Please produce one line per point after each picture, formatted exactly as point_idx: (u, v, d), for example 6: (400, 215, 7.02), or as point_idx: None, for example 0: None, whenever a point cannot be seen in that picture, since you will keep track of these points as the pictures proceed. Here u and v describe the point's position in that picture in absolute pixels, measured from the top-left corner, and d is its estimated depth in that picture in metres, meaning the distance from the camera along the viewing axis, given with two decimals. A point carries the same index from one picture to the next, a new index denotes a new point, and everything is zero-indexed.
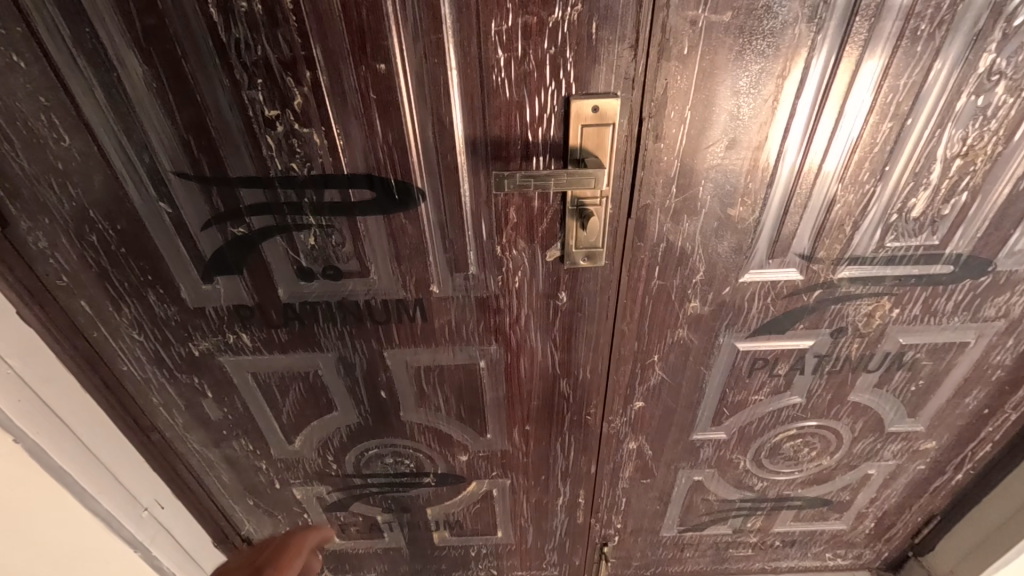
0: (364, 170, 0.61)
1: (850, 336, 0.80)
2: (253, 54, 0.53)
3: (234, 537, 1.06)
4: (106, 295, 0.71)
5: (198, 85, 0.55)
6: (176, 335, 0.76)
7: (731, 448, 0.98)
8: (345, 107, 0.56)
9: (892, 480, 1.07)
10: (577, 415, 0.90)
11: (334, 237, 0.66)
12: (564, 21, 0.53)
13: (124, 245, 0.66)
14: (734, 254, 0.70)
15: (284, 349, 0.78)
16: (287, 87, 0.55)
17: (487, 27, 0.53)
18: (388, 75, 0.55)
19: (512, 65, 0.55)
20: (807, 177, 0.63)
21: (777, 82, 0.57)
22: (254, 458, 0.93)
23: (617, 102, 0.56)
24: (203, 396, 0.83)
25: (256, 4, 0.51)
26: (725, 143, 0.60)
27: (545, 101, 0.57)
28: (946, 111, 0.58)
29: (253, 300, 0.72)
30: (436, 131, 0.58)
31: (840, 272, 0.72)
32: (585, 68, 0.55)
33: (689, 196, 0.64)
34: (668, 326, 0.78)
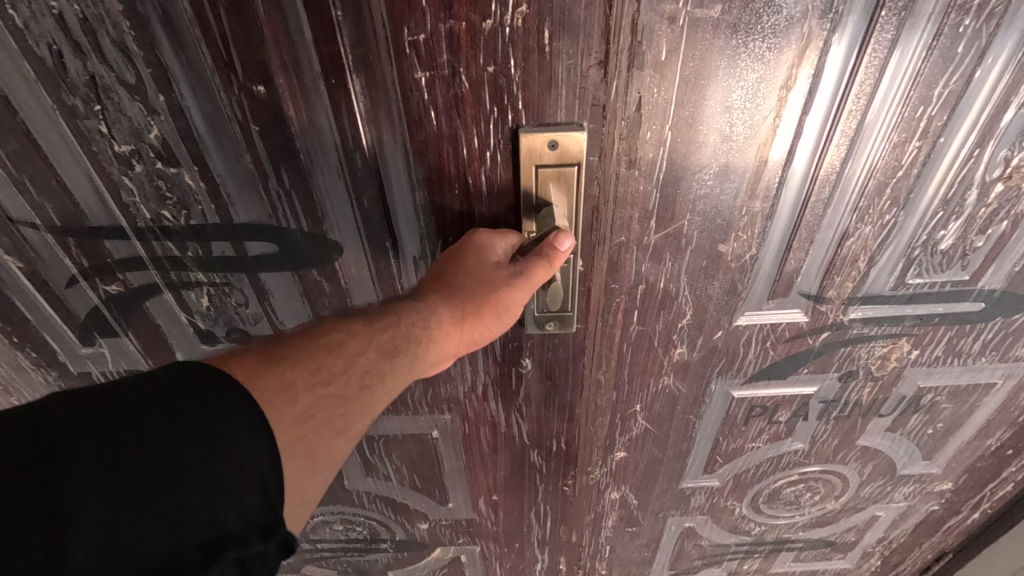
0: (257, 213, 0.53)
1: (862, 380, 0.69)
2: (90, 76, 0.45)
3: None
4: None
5: (38, 116, 0.47)
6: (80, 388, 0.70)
7: (726, 495, 0.87)
8: (218, 142, 0.48)
9: (902, 520, 0.97)
10: (551, 483, 0.81)
11: (235, 289, 0.59)
12: (503, 30, 0.42)
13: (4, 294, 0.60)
14: (727, 296, 0.58)
15: None
16: (140, 115, 0.47)
17: (403, 36, 0.42)
18: (270, 98, 0.45)
19: (440, 86, 0.44)
20: (815, 208, 0.52)
21: (781, 93, 0.45)
22: None
23: (578, 134, 0.46)
24: None
25: (73, 12, 0.42)
26: (715, 169, 0.49)
27: (486, 131, 0.46)
28: (989, 127, 0.47)
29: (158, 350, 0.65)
30: (347, 167, 0.49)
31: (851, 313, 0.61)
32: (538, 88, 0.44)
33: (672, 231, 0.53)
34: (651, 375, 0.67)
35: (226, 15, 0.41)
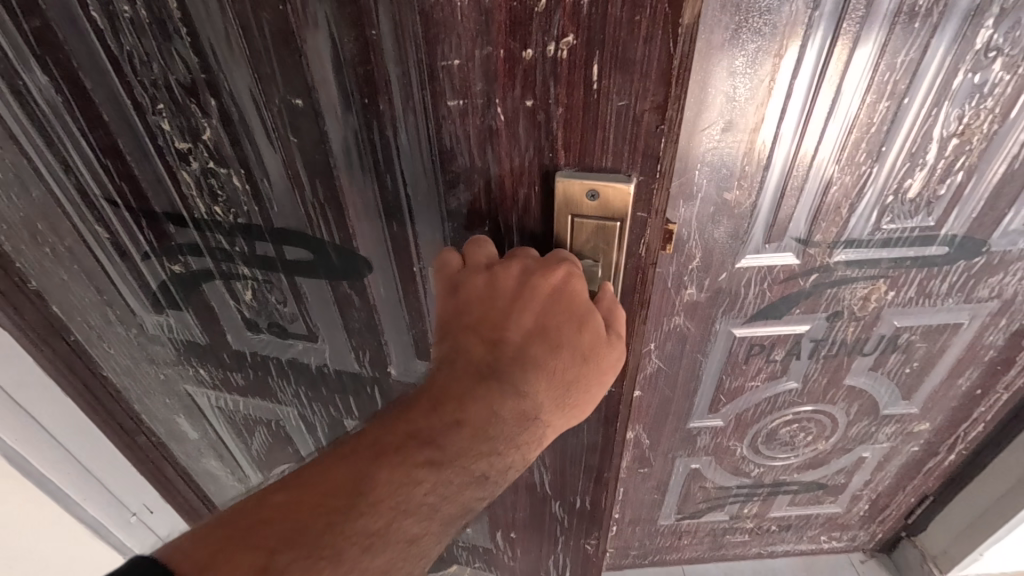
0: (296, 221, 0.55)
1: (846, 320, 0.80)
2: (152, 73, 0.47)
3: None
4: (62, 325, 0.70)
5: (102, 110, 0.50)
6: (130, 366, 0.75)
7: (729, 435, 0.98)
8: (264, 152, 0.50)
9: (887, 462, 1.08)
10: (574, 538, 0.77)
11: (273, 288, 0.63)
12: (546, 61, 0.39)
13: (71, 263, 0.63)
14: (730, 240, 0.69)
15: (243, 391, 0.78)
16: (194, 115, 0.49)
17: (441, 61, 0.40)
18: (307, 110, 0.47)
19: (472, 114, 0.42)
20: (803, 161, 0.62)
21: (774, 61, 0.55)
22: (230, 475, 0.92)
23: (622, 183, 0.43)
24: (178, 417, 0.82)
25: (141, 10, 0.44)
26: (721, 126, 0.59)
27: (521, 169, 0.44)
28: (943, 89, 0.57)
29: (204, 332, 0.70)
30: (378, 183, 0.50)
31: (836, 256, 0.71)
32: (581, 129, 0.42)
33: (684, 180, 0.64)
34: (665, 314, 0.77)
35: (274, 29, 0.43)
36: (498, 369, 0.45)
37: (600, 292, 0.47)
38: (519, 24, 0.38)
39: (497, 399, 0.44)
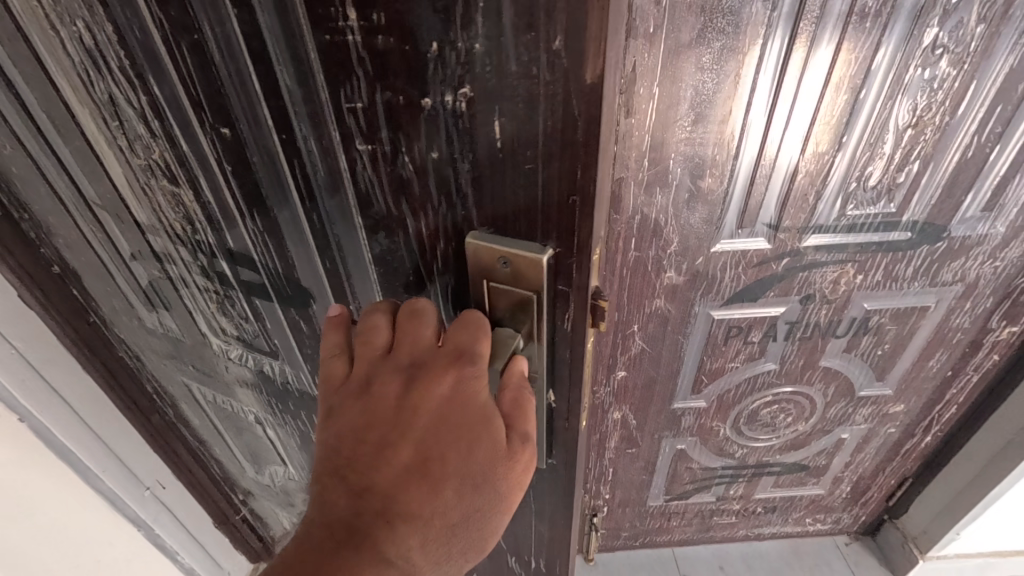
0: (246, 249, 0.47)
1: (818, 303, 0.85)
2: (103, 92, 0.40)
3: (234, 516, 0.96)
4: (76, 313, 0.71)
5: (48, 118, 0.45)
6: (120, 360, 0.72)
7: (712, 415, 1.03)
8: (212, 180, 0.42)
9: (866, 444, 1.12)
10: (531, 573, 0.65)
11: (240, 306, 0.56)
12: (444, 109, 0.33)
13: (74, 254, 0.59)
14: (705, 225, 0.74)
15: (231, 390, 0.74)
16: (145, 137, 0.41)
17: (339, 99, 0.33)
18: (237, 142, 0.38)
19: (382, 162, 0.36)
20: (771, 150, 0.67)
21: (738, 58, 0.60)
22: (236, 455, 0.89)
23: (537, 253, 0.37)
24: (186, 399, 0.78)
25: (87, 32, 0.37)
26: (692, 118, 0.64)
27: (435, 227, 0.39)
28: (896, 83, 0.62)
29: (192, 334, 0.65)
30: (308, 223, 0.42)
31: (806, 240, 0.76)
32: (492, 188, 0.36)
33: (661, 169, 0.69)
34: (646, 297, 0.82)
35: (192, 58, 0.34)
36: (365, 519, 0.38)
37: (500, 373, 0.40)
38: (415, 68, 0.31)
39: (361, 558, 0.37)
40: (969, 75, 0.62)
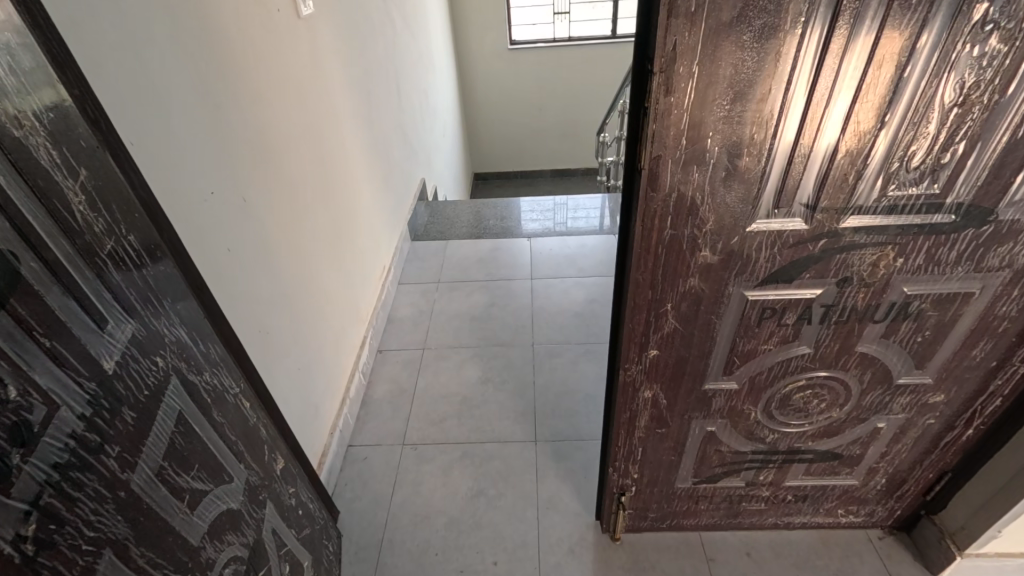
0: None
1: (856, 286, 0.84)
2: None
3: (256, 485, 0.96)
4: (149, 289, 0.72)
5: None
6: (159, 353, 0.73)
7: (743, 398, 1.04)
8: None
9: (903, 434, 1.11)
10: None
11: (69, 376, 0.57)
12: None
13: (140, 235, 0.71)
14: (742, 205, 0.75)
15: (162, 406, 0.72)
16: None
17: None
18: None
19: None
20: (809, 131, 0.68)
21: (779, 36, 0.61)
22: (229, 443, 0.88)
23: None
24: (196, 377, 0.81)
25: None
26: (730, 97, 0.66)
27: None
28: (942, 62, 0.62)
29: (151, 337, 0.71)
30: None
31: (844, 221, 0.77)
32: None
33: (698, 148, 0.70)
34: (680, 275, 0.84)
35: None
36: None
37: None
38: None
39: None
40: (1021, 53, 0.61)
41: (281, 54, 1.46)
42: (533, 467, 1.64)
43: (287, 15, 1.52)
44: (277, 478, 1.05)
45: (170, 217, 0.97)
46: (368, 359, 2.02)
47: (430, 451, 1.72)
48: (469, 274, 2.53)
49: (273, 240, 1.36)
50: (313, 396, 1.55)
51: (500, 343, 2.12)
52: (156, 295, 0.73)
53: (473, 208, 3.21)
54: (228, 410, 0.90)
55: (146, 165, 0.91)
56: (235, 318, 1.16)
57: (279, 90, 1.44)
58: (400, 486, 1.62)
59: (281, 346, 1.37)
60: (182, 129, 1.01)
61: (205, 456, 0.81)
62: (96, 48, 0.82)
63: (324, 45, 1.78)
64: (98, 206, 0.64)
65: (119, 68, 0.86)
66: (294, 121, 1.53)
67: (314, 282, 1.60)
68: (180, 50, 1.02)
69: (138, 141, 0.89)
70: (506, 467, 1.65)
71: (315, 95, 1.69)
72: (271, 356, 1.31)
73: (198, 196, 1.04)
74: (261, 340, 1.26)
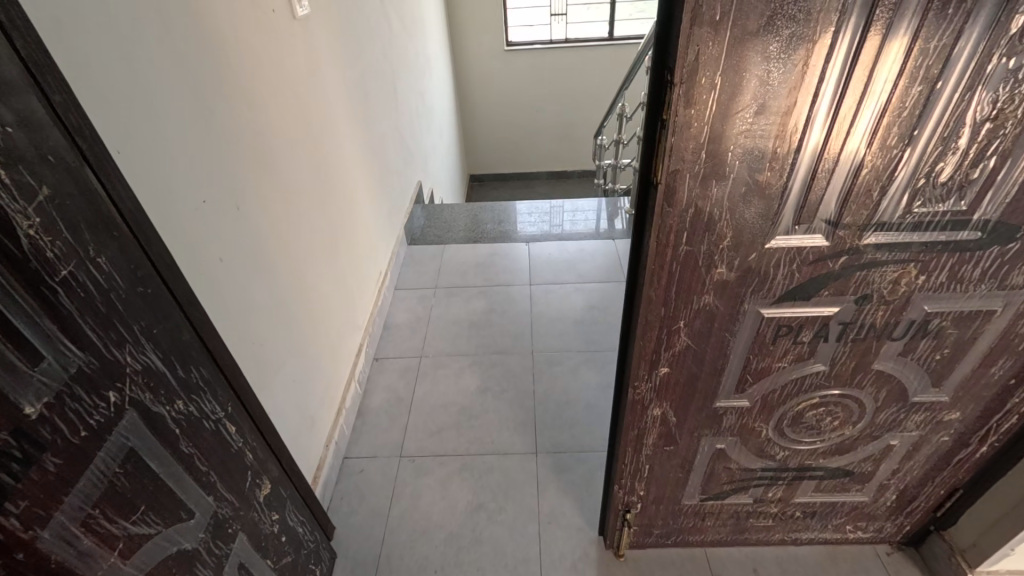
0: None
1: (875, 304, 0.82)
2: None
3: (226, 519, 0.89)
4: (111, 316, 0.66)
5: None
6: (112, 387, 0.66)
7: (754, 415, 1.01)
8: None
9: (916, 451, 1.08)
10: None
11: None
12: None
13: (105, 255, 0.66)
14: (762, 221, 0.72)
15: (106, 445, 0.65)
16: None
17: None
18: None
19: None
20: (834, 144, 0.65)
21: (807, 46, 0.58)
22: (198, 475, 0.81)
23: None
24: (164, 407, 0.75)
25: None
26: (754, 109, 0.62)
27: None
28: (977, 75, 0.59)
29: (101, 367, 0.64)
30: None
31: (866, 238, 0.73)
32: None
33: (718, 162, 0.67)
34: (695, 292, 0.81)
35: None
36: None
37: None
38: None
39: None
40: None
41: (277, 56, 1.42)
42: (533, 480, 1.61)
43: (284, 16, 1.48)
44: (257, 506, 0.99)
45: (162, 228, 0.93)
46: (365, 368, 1.98)
47: (428, 463, 1.68)
48: (466, 279, 2.49)
49: (269, 248, 1.31)
50: (309, 407, 1.51)
51: (499, 351, 2.08)
52: (123, 321, 0.68)
53: (469, 212, 3.17)
54: (205, 439, 0.84)
55: (133, 173, 0.86)
56: (230, 332, 1.11)
57: (275, 93, 1.41)
58: (397, 500, 1.58)
59: (277, 359, 1.33)
60: (171, 135, 0.97)
61: (160, 496, 0.73)
62: (84, 52, 0.78)
63: (320, 47, 1.73)
64: (59, 226, 0.59)
65: (103, 72, 0.81)
66: (292, 126, 1.49)
67: (311, 292, 1.56)
68: (170, 53, 0.98)
69: (127, 148, 0.85)
70: (506, 480, 1.62)
71: (311, 98, 1.64)
72: (266, 369, 1.26)
73: (190, 205, 1.00)
74: (256, 353, 1.22)
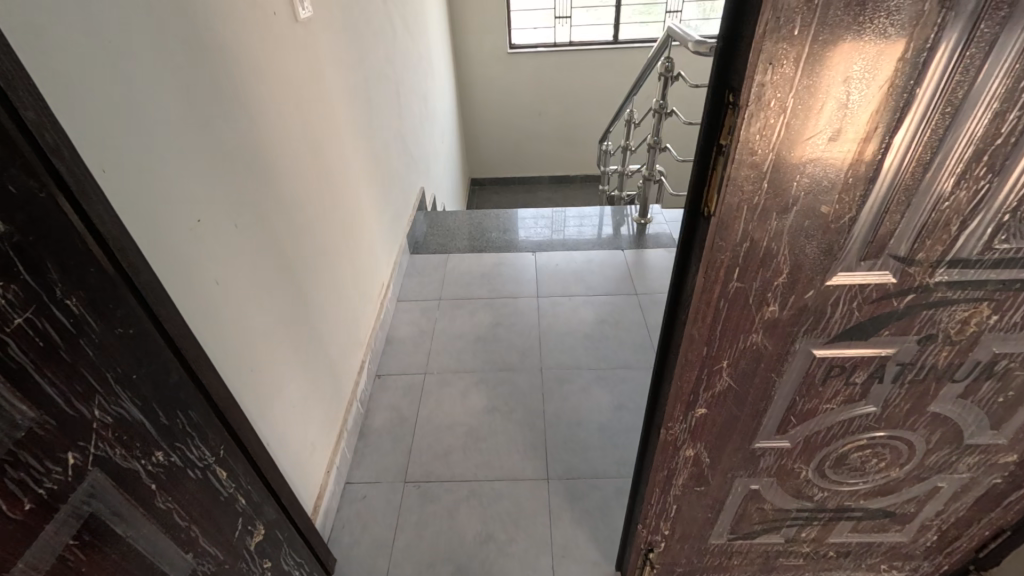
0: None
1: (939, 344, 0.74)
2: None
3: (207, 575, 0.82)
4: (78, 365, 0.59)
5: None
6: (74, 446, 0.59)
7: (795, 457, 0.93)
8: None
9: (964, 493, 1.01)
10: None
11: None
12: None
13: (78, 297, 0.60)
14: (823, 256, 0.64)
15: (62, 512, 0.58)
16: None
17: None
18: None
19: None
20: (913, 174, 0.57)
21: (895, 65, 0.50)
22: (176, 530, 0.75)
23: None
24: (139, 460, 0.69)
25: None
26: (827, 135, 0.55)
27: None
28: None
29: (61, 424, 0.58)
30: None
31: (937, 275, 0.66)
32: None
33: (781, 193, 0.59)
34: (742, 331, 0.73)
35: None
36: None
37: None
38: None
39: None
40: None
41: (279, 61, 1.34)
42: (544, 509, 1.53)
43: (285, 18, 1.40)
44: (246, 555, 0.92)
45: (153, 252, 0.85)
46: (367, 386, 1.89)
47: (434, 489, 1.59)
48: (472, 291, 2.41)
49: (269, 264, 1.24)
50: (311, 432, 1.43)
51: (506, 368, 2.00)
52: (94, 370, 0.62)
53: (473, 219, 3.09)
54: (187, 490, 0.77)
55: (123, 191, 0.79)
56: (227, 360, 1.03)
57: (276, 101, 1.32)
58: (402, 529, 1.50)
59: (277, 384, 1.24)
60: (166, 149, 0.89)
61: (125, 560, 0.66)
62: (64, 60, 0.70)
63: (324, 52, 1.66)
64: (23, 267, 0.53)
65: (88, 83, 0.73)
66: (292, 135, 1.40)
67: (312, 311, 1.48)
68: (166, 60, 0.90)
69: (114, 166, 0.77)
70: (516, 508, 1.54)
71: (314, 105, 1.56)
72: (266, 396, 1.18)
73: (183, 226, 0.92)
74: (255, 381, 1.14)
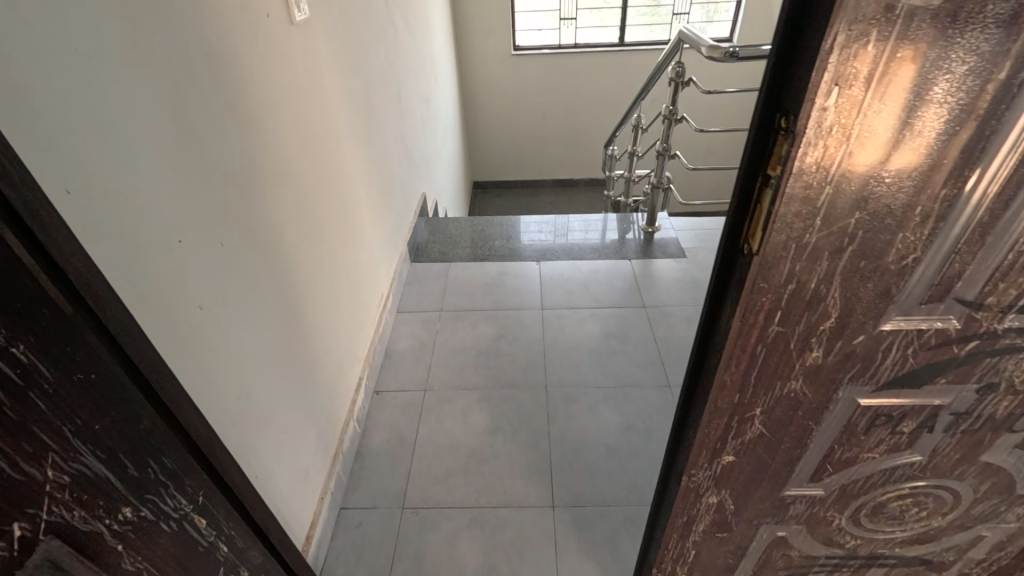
0: None
1: (1000, 393, 0.66)
2: None
3: None
4: (27, 424, 0.52)
5: None
6: (21, 516, 0.52)
7: (828, 505, 0.85)
8: None
9: (1009, 542, 0.93)
10: None
11: None
12: None
13: (30, 345, 0.52)
14: (879, 300, 0.56)
15: None
16: None
17: None
18: None
19: None
20: (994, 211, 0.49)
21: (988, 88, 0.42)
22: None
23: None
24: (101, 520, 0.61)
25: None
26: (896, 167, 0.47)
27: None
28: None
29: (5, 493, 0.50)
30: None
31: (1006, 321, 0.58)
32: None
33: (835, 231, 0.51)
34: (780, 378, 0.65)
35: None
36: None
37: None
38: None
39: None
40: None
41: (272, 66, 1.26)
42: (550, 538, 1.45)
43: (279, 20, 1.32)
44: None
45: (126, 280, 0.77)
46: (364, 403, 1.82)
47: (433, 515, 1.52)
48: (474, 302, 2.33)
49: (260, 283, 1.16)
50: (304, 456, 1.36)
51: (509, 385, 1.92)
52: (48, 426, 0.54)
53: (475, 225, 3.01)
54: (160, 546, 0.70)
55: (91, 214, 0.71)
56: (211, 390, 0.96)
57: (268, 108, 1.24)
58: (399, 559, 1.42)
59: (267, 410, 1.17)
60: (143, 166, 0.81)
61: None
62: (20, 72, 0.62)
63: (321, 55, 1.58)
64: None
65: (50, 96, 0.66)
66: (286, 144, 1.33)
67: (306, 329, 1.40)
68: (144, 67, 0.82)
69: (80, 187, 0.70)
70: (520, 538, 1.46)
71: (310, 111, 1.49)
72: (254, 424, 1.11)
73: (161, 248, 0.85)
74: (243, 409, 1.07)
